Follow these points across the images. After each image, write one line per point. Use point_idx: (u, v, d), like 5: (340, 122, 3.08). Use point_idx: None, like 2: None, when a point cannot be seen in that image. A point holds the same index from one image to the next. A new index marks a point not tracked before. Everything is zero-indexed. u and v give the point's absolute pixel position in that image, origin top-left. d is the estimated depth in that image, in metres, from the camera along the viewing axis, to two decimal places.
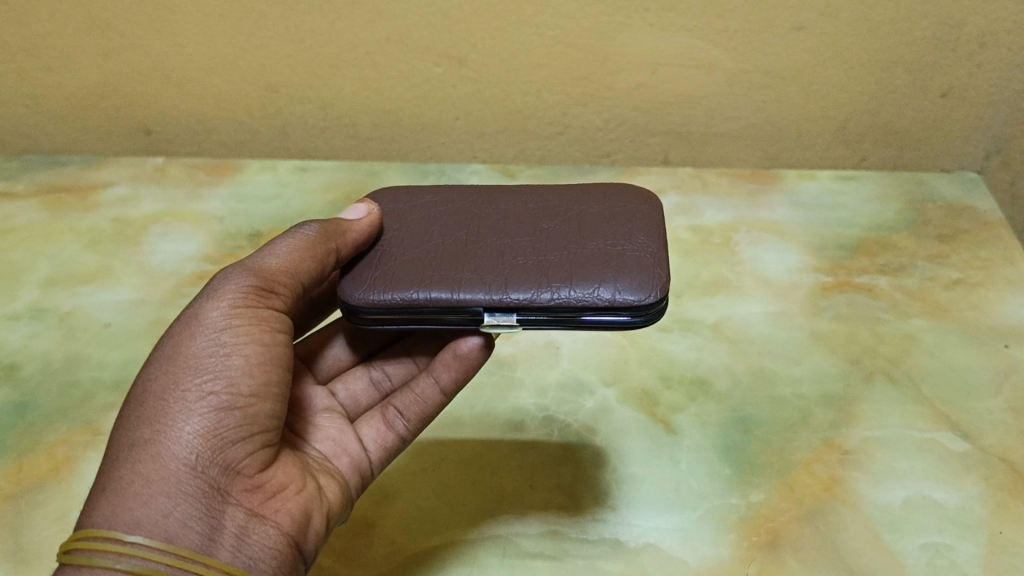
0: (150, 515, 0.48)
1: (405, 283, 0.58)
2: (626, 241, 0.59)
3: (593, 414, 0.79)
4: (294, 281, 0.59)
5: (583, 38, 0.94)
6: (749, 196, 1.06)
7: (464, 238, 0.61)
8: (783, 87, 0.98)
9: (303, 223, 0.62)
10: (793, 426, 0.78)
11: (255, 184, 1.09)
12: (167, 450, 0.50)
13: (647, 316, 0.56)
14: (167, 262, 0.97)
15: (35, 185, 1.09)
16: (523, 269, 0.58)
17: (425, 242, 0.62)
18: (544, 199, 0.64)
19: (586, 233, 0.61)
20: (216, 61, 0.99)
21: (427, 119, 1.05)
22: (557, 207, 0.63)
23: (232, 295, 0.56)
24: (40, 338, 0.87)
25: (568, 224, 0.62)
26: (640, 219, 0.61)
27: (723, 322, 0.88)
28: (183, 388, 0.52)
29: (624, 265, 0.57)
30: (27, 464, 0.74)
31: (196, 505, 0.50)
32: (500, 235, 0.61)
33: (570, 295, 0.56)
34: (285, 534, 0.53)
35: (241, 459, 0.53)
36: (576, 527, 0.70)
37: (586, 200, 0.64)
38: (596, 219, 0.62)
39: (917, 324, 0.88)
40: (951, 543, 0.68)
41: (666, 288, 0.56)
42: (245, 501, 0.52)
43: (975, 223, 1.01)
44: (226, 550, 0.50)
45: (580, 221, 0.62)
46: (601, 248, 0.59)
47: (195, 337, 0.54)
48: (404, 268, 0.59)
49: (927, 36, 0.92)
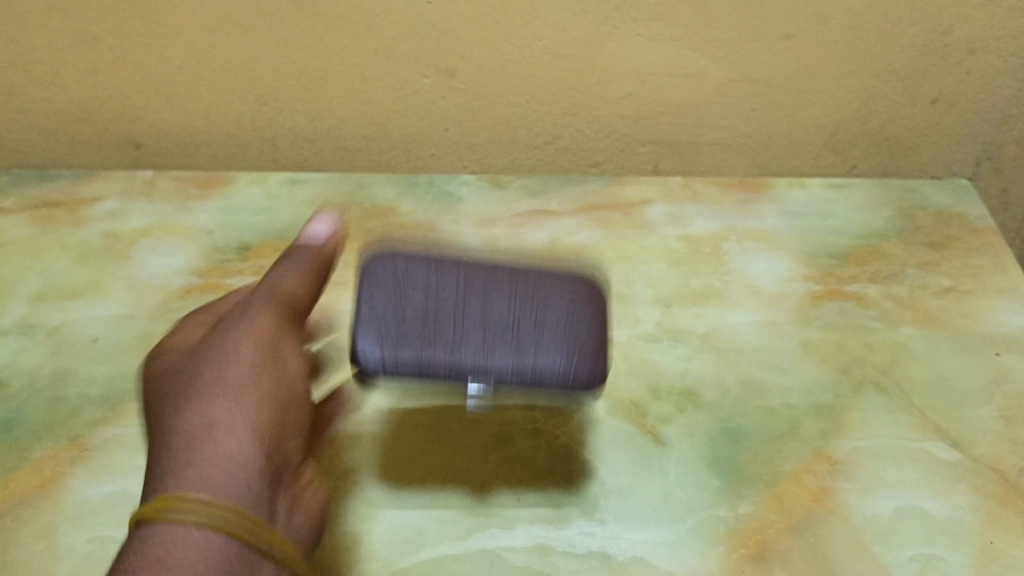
0: (224, 486, 0.59)
1: (386, 344, 0.69)
2: (572, 351, 0.69)
3: (582, 426, 0.78)
4: (304, 298, 0.71)
5: (571, 49, 0.96)
6: (739, 205, 1.04)
7: (434, 317, 0.69)
8: (772, 96, 1.00)
9: (292, 249, 0.73)
10: (782, 436, 0.77)
11: (245, 197, 1.06)
12: (233, 444, 0.61)
13: (579, 385, 0.69)
14: (156, 276, 0.96)
15: (24, 201, 1.06)
16: (488, 384, 0.68)
17: (400, 309, 0.69)
18: (513, 283, 0.71)
19: (542, 331, 0.70)
20: (207, 74, 1.00)
21: (417, 129, 1.05)
22: (524, 293, 0.71)
23: (272, 321, 0.68)
24: (29, 353, 0.87)
25: (528, 307, 0.70)
26: (589, 320, 0.70)
27: (713, 332, 0.88)
28: (248, 391, 0.64)
29: (562, 347, 0.69)
30: (13, 482, 0.74)
31: (259, 490, 0.61)
32: (468, 323, 0.69)
33: (517, 357, 0.69)
34: (314, 518, 0.67)
35: (291, 452, 0.66)
36: (563, 541, 0.69)
37: (547, 287, 0.71)
38: (552, 326, 0.70)
39: (907, 332, 0.87)
40: (940, 553, 0.68)
41: (600, 386, 0.68)
42: (291, 488, 0.66)
43: (966, 230, 1.00)
44: (282, 522, 0.63)
45: (541, 327, 0.70)
46: (550, 309, 0.70)
47: (245, 354, 0.65)
48: (384, 324, 0.69)
49: (915, 43, 0.95)
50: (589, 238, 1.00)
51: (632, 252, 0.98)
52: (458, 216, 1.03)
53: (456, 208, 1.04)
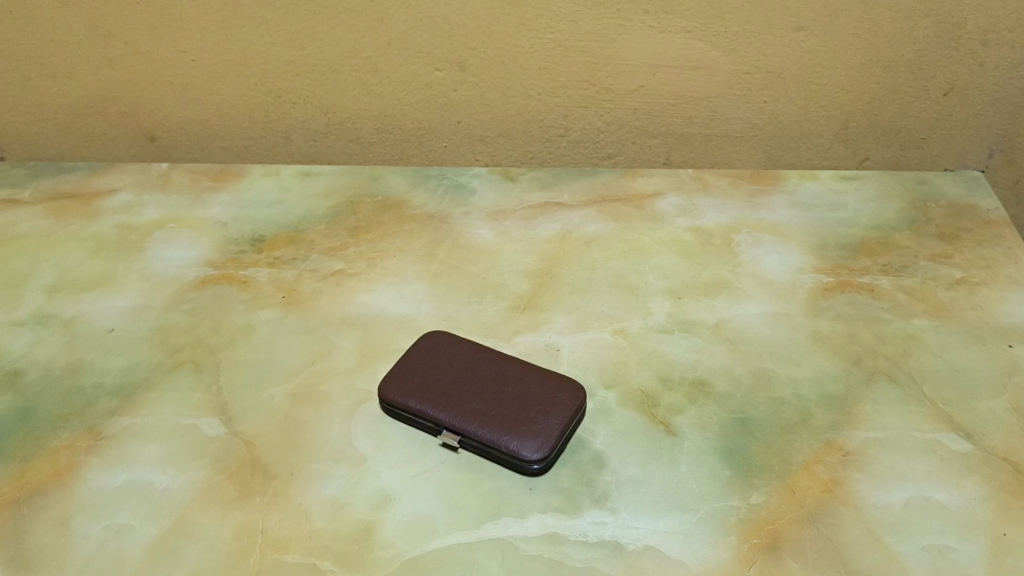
0: None
1: (394, 385, 0.78)
2: (533, 429, 0.73)
3: (593, 416, 0.79)
4: None
5: (582, 41, 0.97)
6: (750, 197, 1.05)
7: (448, 382, 0.78)
8: (784, 88, 1.00)
9: None
10: (793, 427, 0.77)
11: (258, 189, 1.07)
12: None
13: (532, 468, 0.73)
14: (170, 268, 0.97)
15: (39, 193, 1.07)
16: (462, 411, 0.75)
17: (427, 374, 0.79)
18: (518, 390, 0.77)
19: (519, 412, 0.75)
20: (220, 67, 1.01)
21: (429, 123, 1.05)
22: (522, 393, 0.76)
23: None
24: (44, 343, 0.88)
25: (517, 401, 0.76)
26: (555, 428, 0.73)
27: (724, 323, 0.88)
28: None
29: (521, 433, 0.73)
30: (30, 471, 0.75)
31: None
32: (473, 384, 0.77)
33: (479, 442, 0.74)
34: None
35: None
36: (575, 530, 0.70)
37: (541, 401, 0.75)
38: (528, 423, 0.74)
39: (919, 325, 0.87)
40: (953, 545, 0.68)
41: (543, 453, 0.72)
42: None
43: (978, 222, 1.00)
44: None
45: (523, 415, 0.74)
46: (540, 404, 0.75)
47: None
48: (403, 378, 0.79)
49: (929, 35, 0.95)
50: (601, 229, 1.00)
51: (643, 244, 0.98)
52: (470, 208, 1.04)
53: (467, 201, 1.05)
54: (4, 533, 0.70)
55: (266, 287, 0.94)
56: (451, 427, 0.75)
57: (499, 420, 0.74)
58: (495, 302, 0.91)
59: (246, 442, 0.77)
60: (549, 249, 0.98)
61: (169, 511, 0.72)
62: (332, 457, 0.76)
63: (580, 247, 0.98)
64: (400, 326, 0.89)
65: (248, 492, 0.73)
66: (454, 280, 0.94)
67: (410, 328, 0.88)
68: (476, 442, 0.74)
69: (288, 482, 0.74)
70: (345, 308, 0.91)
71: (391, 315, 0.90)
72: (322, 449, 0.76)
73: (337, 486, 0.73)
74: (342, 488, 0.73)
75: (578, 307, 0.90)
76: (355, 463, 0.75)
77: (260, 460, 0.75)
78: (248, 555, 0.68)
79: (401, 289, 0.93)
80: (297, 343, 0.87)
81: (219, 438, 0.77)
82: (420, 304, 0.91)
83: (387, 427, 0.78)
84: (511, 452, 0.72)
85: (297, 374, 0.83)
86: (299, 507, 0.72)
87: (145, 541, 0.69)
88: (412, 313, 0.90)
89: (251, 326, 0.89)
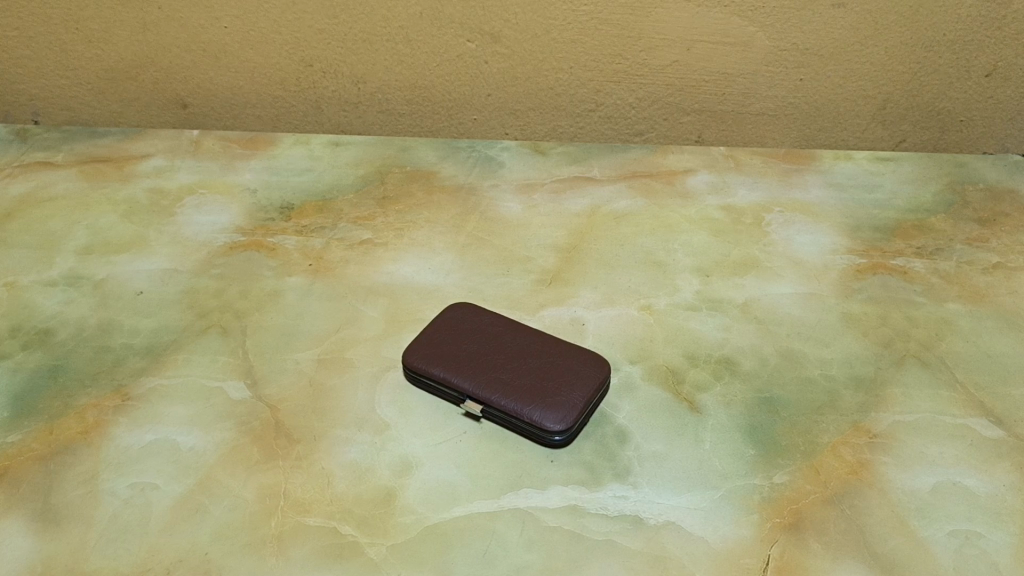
0: None
1: (418, 353, 0.78)
2: (558, 401, 0.73)
3: (617, 390, 0.78)
4: None
5: (617, 15, 0.96)
6: (783, 176, 1.03)
7: (472, 351, 0.77)
8: (821, 66, 0.99)
9: None
10: (820, 408, 0.76)
11: (288, 157, 1.08)
12: None
13: (556, 439, 0.72)
14: (200, 233, 0.97)
15: (73, 155, 1.08)
16: (486, 382, 0.75)
17: (452, 343, 0.78)
18: (543, 361, 0.76)
19: (545, 383, 0.74)
20: (253, 34, 1.01)
21: (460, 95, 1.05)
22: (547, 365, 0.76)
23: None
24: (75, 304, 0.88)
25: (541, 372, 0.75)
26: (580, 399, 0.73)
27: (753, 302, 0.87)
28: None
29: (546, 405, 0.72)
30: (58, 427, 0.75)
31: None
32: (497, 355, 0.77)
33: (502, 413, 0.73)
34: None
35: None
36: (596, 502, 0.69)
37: (567, 373, 0.75)
38: (553, 394, 0.73)
39: (952, 308, 0.86)
40: (981, 531, 0.67)
41: (568, 424, 0.71)
42: None
43: (1017, 206, 0.98)
44: None
45: (547, 386, 0.74)
46: (566, 376, 0.75)
47: None
48: (428, 346, 0.78)
49: (973, 14, 0.94)
50: (631, 205, 1.00)
51: (673, 221, 0.97)
52: (499, 181, 1.03)
53: (497, 174, 1.04)
54: (32, 486, 0.71)
55: (295, 254, 0.94)
56: (474, 397, 0.74)
57: (523, 391, 0.74)
58: (522, 276, 0.91)
59: (271, 405, 0.77)
60: (578, 224, 0.97)
61: (194, 471, 0.72)
62: (355, 423, 0.76)
63: (610, 222, 0.97)
64: (426, 296, 0.89)
65: (271, 455, 0.73)
66: (482, 252, 0.94)
67: (437, 298, 0.88)
68: (499, 412, 0.74)
69: (312, 446, 0.74)
70: (372, 278, 0.91)
71: (418, 284, 0.90)
72: (345, 415, 0.77)
73: (359, 452, 0.74)
74: (364, 455, 0.73)
75: (605, 283, 0.90)
76: (378, 430, 0.75)
77: (284, 423, 0.76)
78: (271, 515, 0.69)
79: (428, 259, 0.93)
80: (324, 310, 0.87)
81: (244, 400, 0.78)
82: (448, 275, 0.91)
83: (411, 396, 0.79)
84: (534, 422, 0.72)
85: (322, 341, 0.84)
86: (322, 471, 0.72)
87: (171, 498, 0.70)
88: (439, 284, 0.90)
89: (279, 292, 0.89)
